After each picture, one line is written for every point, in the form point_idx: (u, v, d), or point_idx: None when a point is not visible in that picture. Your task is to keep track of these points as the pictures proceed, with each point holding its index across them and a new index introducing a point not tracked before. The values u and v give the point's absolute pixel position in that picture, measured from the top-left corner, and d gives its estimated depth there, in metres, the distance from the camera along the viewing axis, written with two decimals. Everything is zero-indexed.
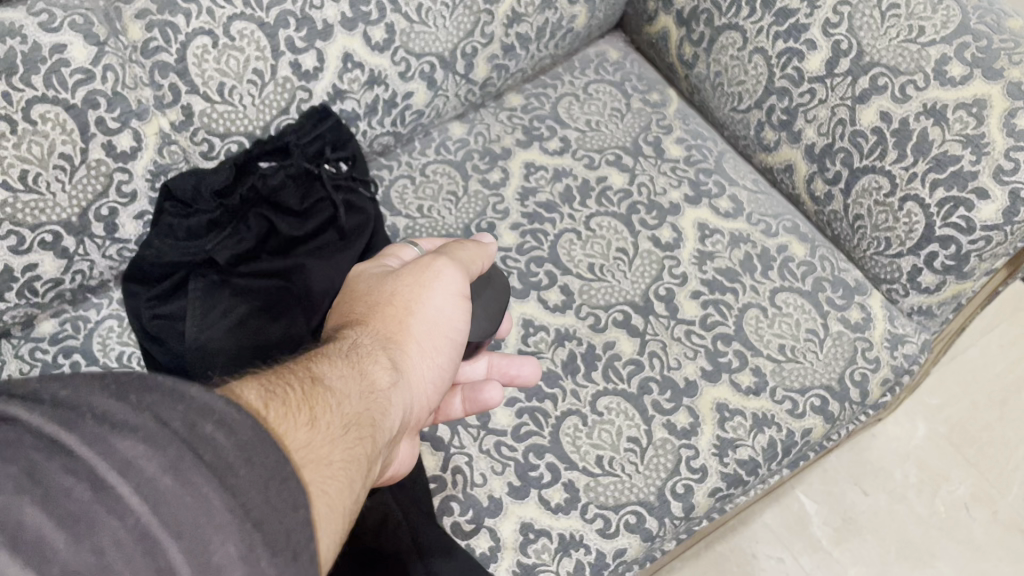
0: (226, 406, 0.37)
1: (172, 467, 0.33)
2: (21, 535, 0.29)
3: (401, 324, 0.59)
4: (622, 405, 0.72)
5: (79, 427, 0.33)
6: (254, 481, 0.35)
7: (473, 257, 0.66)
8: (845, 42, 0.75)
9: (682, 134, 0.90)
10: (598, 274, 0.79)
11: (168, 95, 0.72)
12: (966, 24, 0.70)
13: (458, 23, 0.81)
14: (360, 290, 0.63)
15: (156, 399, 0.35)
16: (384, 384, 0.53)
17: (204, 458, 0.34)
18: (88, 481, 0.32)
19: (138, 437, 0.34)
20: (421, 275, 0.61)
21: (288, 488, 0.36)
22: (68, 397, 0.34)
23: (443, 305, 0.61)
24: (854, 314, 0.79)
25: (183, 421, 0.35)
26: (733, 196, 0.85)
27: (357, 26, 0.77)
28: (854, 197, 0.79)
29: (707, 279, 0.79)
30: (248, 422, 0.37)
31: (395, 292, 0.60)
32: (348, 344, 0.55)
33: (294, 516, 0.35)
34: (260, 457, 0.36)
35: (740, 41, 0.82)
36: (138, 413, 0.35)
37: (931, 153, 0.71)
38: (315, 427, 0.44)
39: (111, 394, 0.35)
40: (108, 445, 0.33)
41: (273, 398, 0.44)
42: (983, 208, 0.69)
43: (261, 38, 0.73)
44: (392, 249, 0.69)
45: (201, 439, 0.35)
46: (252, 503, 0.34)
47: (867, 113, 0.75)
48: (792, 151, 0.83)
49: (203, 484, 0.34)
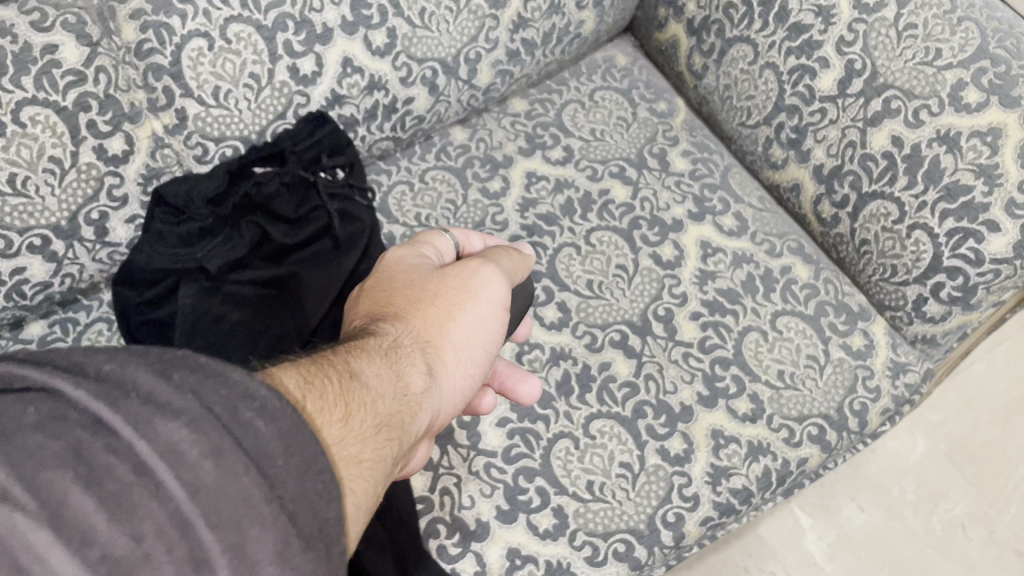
0: (268, 394, 0.38)
1: (214, 452, 0.34)
2: (65, 514, 0.30)
3: (440, 324, 0.61)
4: (615, 428, 0.71)
5: (123, 404, 0.34)
6: (291, 473, 0.37)
7: (513, 266, 0.68)
8: (859, 61, 0.73)
9: (688, 146, 0.87)
10: (596, 291, 0.78)
11: (162, 98, 0.71)
12: (984, 48, 0.67)
13: (461, 28, 0.80)
14: (396, 279, 0.65)
15: (199, 381, 0.37)
16: (418, 381, 0.56)
17: (244, 446, 0.36)
18: (130, 463, 0.33)
19: (182, 419, 0.35)
20: (467, 280, 0.63)
21: (325, 481, 0.38)
22: (112, 373, 0.35)
23: (481, 312, 0.63)
24: (856, 341, 0.77)
25: (225, 405, 0.36)
26: (738, 214, 0.83)
27: (358, 30, 0.75)
28: (862, 222, 0.77)
29: (708, 300, 0.77)
30: (287, 410, 0.38)
31: (439, 292, 0.62)
32: (385, 337, 0.58)
33: (326, 510, 0.37)
34: (299, 448, 0.38)
35: (751, 54, 0.80)
36: (181, 394, 0.36)
37: (942, 182, 0.70)
38: (348, 424, 0.47)
39: (155, 373, 0.36)
40: (153, 426, 0.34)
41: (311, 390, 0.46)
42: (993, 241, 0.68)
43: (258, 41, 0.72)
44: (428, 238, 0.71)
45: (243, 426, 0.36)
46: (289, 496, 0.36)
47: (878, 137, 0.73)
48: (800, 170, 0.81)
49: (242, 472, 0.35)
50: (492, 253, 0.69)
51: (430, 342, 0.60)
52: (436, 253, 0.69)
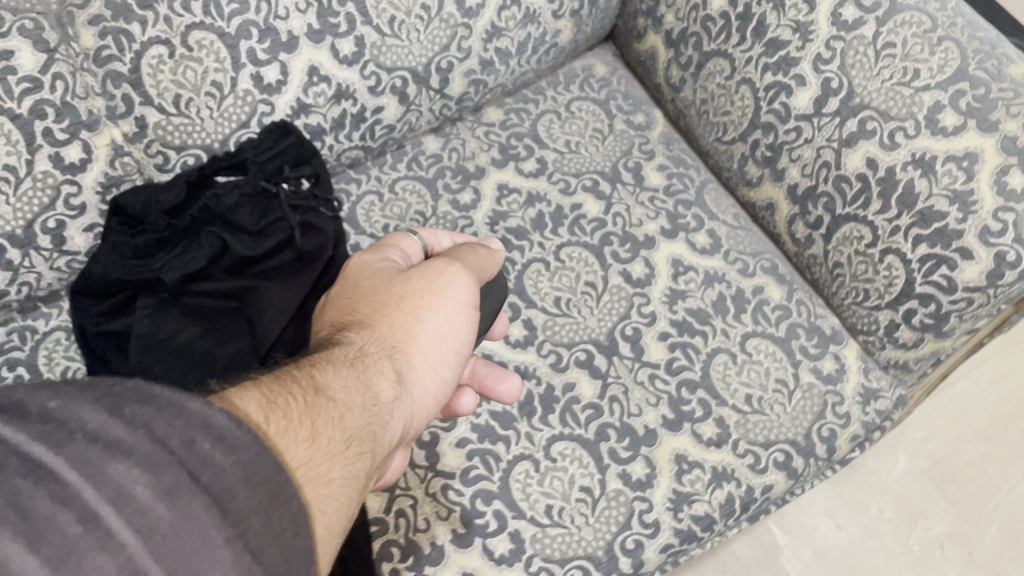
0: (225, 423, 0.37)
1: (167, 494, 0.33)
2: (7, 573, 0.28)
3: (408, 328, 0.60)
4: (577, 451, 0.70)
5: (68, 447, 0.33)
6: (253, 506, 0.35)
7: (481, 263, 0.68)
8: (836, 80, 0.71)
9: (664, 160, 0.86)
10: (564, 309, 0.76)
11: (121, 105, 0.69)
12: (963, 71, 0.66)
13: (432, 37, 0.78)
14: (362, 285, 0.64)
15: (152, 417, 0.35)
16: (387, 390, 0.55)
17: (202, 482, 0.34)
18: (77, 512, 0.31)
19: (133, 460, 0.33)
20: (433, 281, 0.62)
21: (288, 511, 0.37)
22: (58, 412, 0.34)
23: (450, 313, 0.62)
24: (827, 365, 0.75)
25: (180, 439, 0.35)
26: (712, 231, 0.81)
27: (324, 38, 0.74)
28: (835, 244, 0.75)
29: (677, 320, 0.76)
30: (244, 439, 0.37)
31: (405, 295, 0.61)
32: (353, 347, 0.56)
33: (291, 541, 0.36)
34: (259, 479, 0.36)
35: (727, 69, 0.79)
36: (132, 432, 0.34)
37: (917, 207, 0.68)
38: (316, 440, 0.45)
39: (105, 411, 0.34)
40: (101, 469, 0.32)
41: (276, 408, 0.45)
42: (966, 268, 0.66)
43: (221, 49, 0.70)
44: (393, 242, 0.70)
45: (200, 460, 0.35)
46: (250, 530, 0.35)
47: (853, 158, 0.71)
48: (775, 189, 0.79)
49: (200, 512, 0.33)
50: (459, 250, 0.68)
51: (400, 348, 0.59)
52: (402, 256, 0.69)
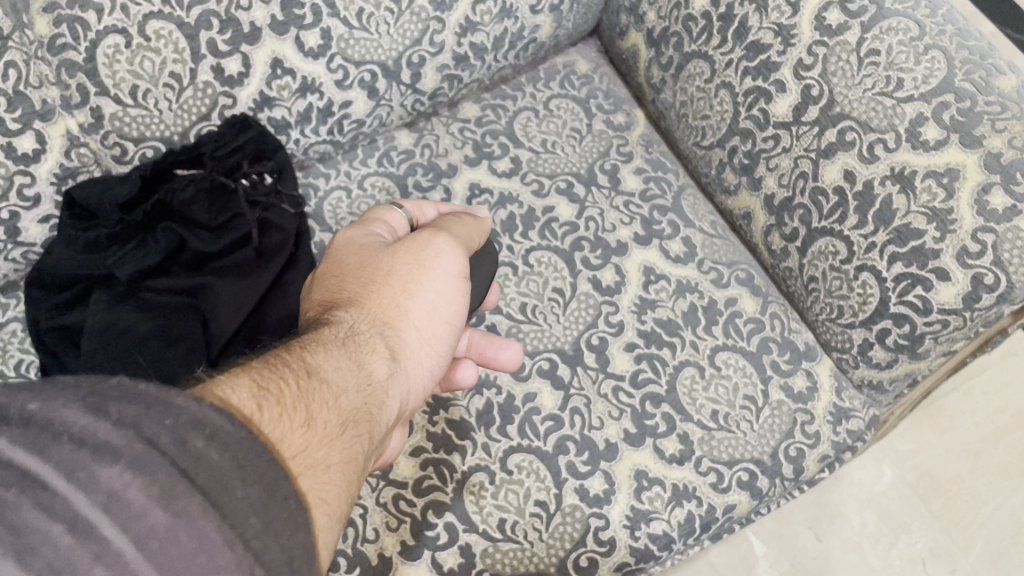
0: (215, 415, 0.35)
1: (162, 497, 0.31)
2: None
3: (398, 303, 0.59)
4: (534, 464, 0.68)
5: (53, 452, 0.30)
6: (252, 503, 0.34)
7: (470, 234, 0.66)
8: (816, 87, 0.69)
9: (642, 163, 0.83)
10: (529, 315, 0.74)
11: (76, 96, 0.67)
12: (950, 80, 0.63)
13: (403, 30, 0.75)
14: (349, 262, 0.62)
15: (140, 413, 0.33)
16: (381, 369, 0.53)
17: (196, 481, 0.32)
18: (67, 522, 0.29)
19: (123, 462, 0.31)
20: (421, 255, 0.61)
21: (288, 508, 0.35)
22: (36, 414, 0.31)
23: (440, 284, 0.60)
24: (799, 382, 0.73)
25: (170, 436, 0.33)
26: (687, 239, 0.79)
27: (288, 30, 0.71)
28: (810, 258, 0.72)
29: (645, 331, 0.74)
30: (237, 434, 0.35)
31: (392, 269, 0.59)
32: (344, 327, 0.55)
33: (294, 539, 0.35)
34: (254, 473, 0.34)
35: (707, 71, 0.76)
36: (119, 430, 0.32)
37: (893, 223, 0.65)
38: (312, 428, 0.44)
39: (86, 408, 0.32)
40: (90, 475, 0.30)
41: (267, 397, 0.43)
42: (941, 289, 0.64)
43: (180, 39, 0.68)
44: (378, 216, 0.68)
45: (192, 458, 0.33)
46: (251, 529, 0.33)
47: (831, 170, 0.69)
48: (751, 198, 0.76)
49: (198, 514, 0.31)
50: (445, 220, 0.67)
51: (391, 325, 0.58)
52: (389, 229, 0.67)
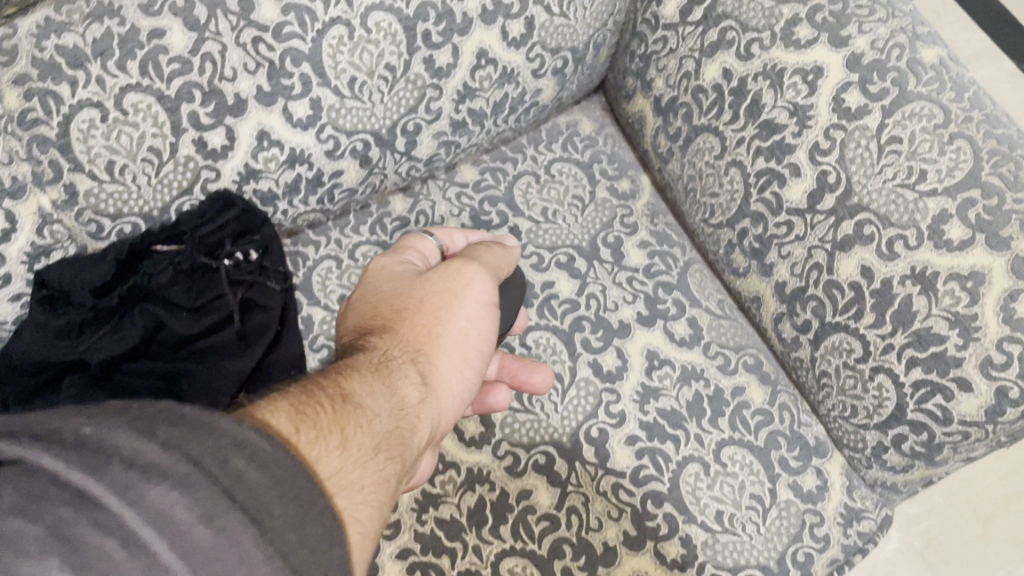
0: (255, 438, 0.37)
1: (207, 514, 0.32)
2: None
3: (429, 329, 0.60)
4: (527, 569, 0.65)
5: (107, 472, 0.32)
6: (291, 520, 0.35)
7: (499, 262, 0.67)
8: (833, 174, 0.65)
9: (647, 236, 0.79)
10: (526, 403, 0.70)
11: (49, 171, 0.63)
12: (977, 172, 0.59)
13: (398, 98, 0.72)
14: (382, 291, 0.64)
15: (184, 437, 0.35)
16: (413, 391, 0.55)
17: (238, 499, 0.34)
18: (119, 537, 0.30)
19: (170, 481, 0.32)
20: (454, 281, 0.62)
21: (326, 525, 0.36)
22: (92, 438, 0.33)
23: (471, 311, 0.61)
24: (808, 480, 0.70)
25: (213, 458, 0.34)
26: (692, 320, 0.75)
27: (275, 101, 0.68)
28: (822, 352, 0.68)
29: (647, 422, 0.70)
30: (277, 456, 0.37)
31: (425, 296, 0.61)
32: (375, 352, 0.56)
33: (331, 557, 0.36)
34: (295, 492, 0.36)
35: (717, 147, 0.72)
36: (167, 452, 0.33)
37: (912, 326, 0.62)
38: (346, 449, 0.45)
39: (137, 433, 0.34)
40: (139, 492, 0.32)
41: (304, 420, 0.44)
42: (962, 399, 0.60)
43: (159, 112, 0.65)
44: (411, 244, 0.69)
45: (234, 477, 0.34)
46: (290, 547, 0.34)
47: (847, 263, 0.65)
48: (761, 282, 0.72)
49: (240, 530, 0.33)
50: (474, 249, 0.67)
51: (422, 350, 0.59)
52: (420, 257, 0.68)
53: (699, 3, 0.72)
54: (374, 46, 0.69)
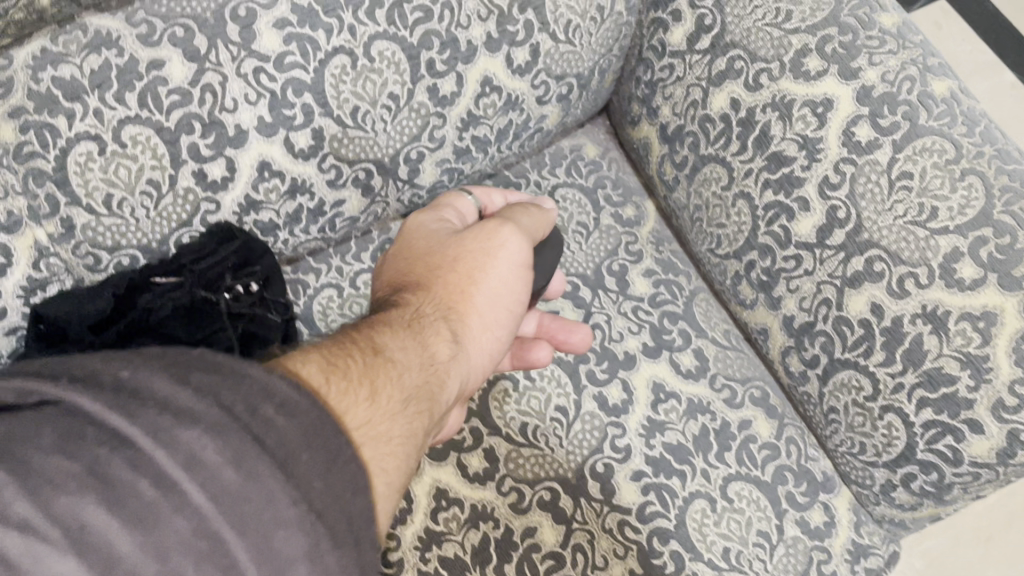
0: (285, 389, 0.40)
1: (235, 459, 0.35)
2: (85, 537, 0.32)
3: (462, 289, 0.63)
4: None
5: (142, 416, 0.35)
6: (317, 467, 0.38)
7: (535, 223, 0.69)
8: (843, 210, 0.64)
9: (652, 264, 0.78)
10: (530, 438, 0.69)
11: (45, 205, 0.62)
12: (989, 211, 0.59)
13: (401, 127, 0.71)
14: (418, 249, 0.67)
15: (217, 383, 0.38)
16: (442, 349, 0.58)
17: (267, 446, 0.37)
18: (152, 476, 0.34)
19: (202, 426, 0.36)
20: (488, 242, 0.64)
21: (350, 473, 0.40)
22: (129, 382, 0.36)
23: (505, 272, 0.64)
24: (815, 516, 0.69)
25: (244, 405, 0.38)
26: (698, 351, 0.74)
27: (277, 131, 0.67)
28: (830, 388, 0.68)
29: (653, 457, 0.69)
30: (305, 406, 0.40)
31: (459, 257, 0.64)
32: (410, 308, 0.60)
33: (353, 502, 0.39)
34: (322, 442, 0.39)
35: (725, 178, 0.71)
36: (200, 398, 0.37)
37: (923, 365, 0.61)
38: (375, 401, 0.48)
39: (172, 379, 0.37)
40: (173, 435, 0.35)
41: (336, 370, 0.48)
42: (974, 441, 0.60)
43: (158, 145, 0.64)
44: (450, 201, 0.72)
45: (264, 425, 0.37)
46: (316, 493, 0.37)
47: (856, 300, 0.64)
48: (769, 315, 0.71)
49: (267, 476, 0.36)
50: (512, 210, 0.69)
51: (455, 310, 0.62)
52: (458, 216, 0.70)
53: (706, 31, 0.71)
54: (377, 75, 0.68)
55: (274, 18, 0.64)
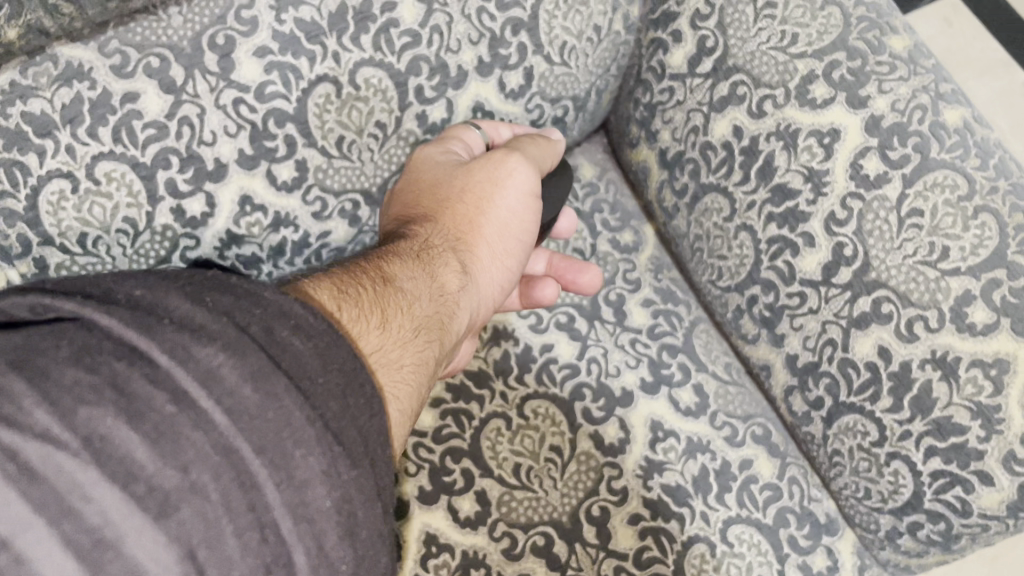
0: (300, 313, 0.44)
1: (252, 377, 0.39)
2: (107, 447, 0.35)
3: (471, 221, 0.67)
4: None
5: (159, 332, 0.39)
6: (331, 389, 0.42)
7: (542, 152, 0.70)
8: (850, 247, 0.62)
9: (651, 293, 0.75)
10: (523, 479, 0.67)
11: (17, 245, 0.60)
12: (1003, 252, 0.56)
13: (389, 156, 0.69)
14: (425, 180, 0.66)
15: (232, 304, 0.42)
16: (453, 279, 0.62)
17: (284, 366, 0.41)
18: (170, 392, 0.37)
19: (218, 345, 0.39)
20: (496, 172, 0.67)
21: (365, 396, 0.44)
22: (145, 300, 0.40)
23: (512, 202, 0.67)
24: (817, 560, 0.68)
25: (260, 326, 0.42)
26: (698, 386, 0.72)
27: (258, 164, 0.64)
28: (835, 431, 0.65)
29: (651, 500, 0.67)
30: (319, 328, 0.44)
31: (468, 187, 0.66)
32: (419, 239, 0.63)
33: (366, 423, 0.43)
34: (338, 365, 0.43)
35: (727, 209, 0.68)
36: (215, 317, 0.41)
37: (932, 414, 0.59)
38: (386, 329, 0.52)
39: (187, 299, 0.41)
40: (190, 352, 0.38)
41: (346, 298, 0.51)
42: (984, 493, 0.58)
43: (134, 181, 0.61)
44: (456, 131, 0.69)
45: (280, 345, 0.41)
46: (330, 413, 0.41)
47: (863, 342, 0.61)
48: (772, 353, 0.69)
49: (284, 394, 0.39)
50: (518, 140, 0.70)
51: (463, 239, 0.66)
52: (466, 149, 0.68)
53: (708, 54, 0.68)
54: (363, 104, 0.66)
55: (254, 46, 0.62)
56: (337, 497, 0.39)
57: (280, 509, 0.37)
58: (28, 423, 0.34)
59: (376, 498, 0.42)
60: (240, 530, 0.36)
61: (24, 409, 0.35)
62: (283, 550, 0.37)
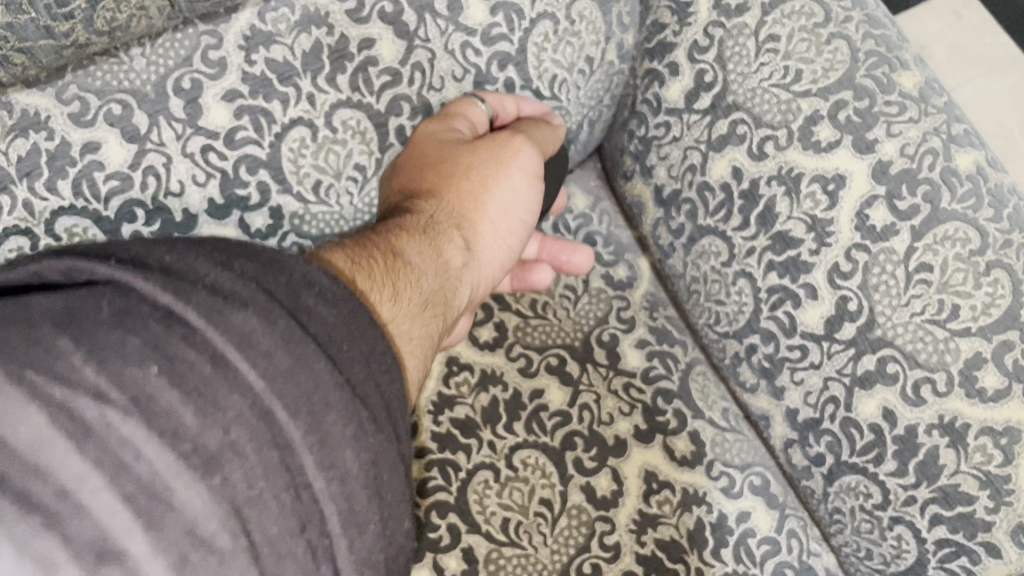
0: (323, 280, 0.42)
1: (285, 341, 0.38)
2: (154, 405, 0.34)
3: (475, 199, 0.61)
4: None
5: (193, 296, 0.37)
6: (357, 354, 0.40)
7: (547, 138, 0.65)
8: (854, 302, 0.58)
9: (646, 333, 0.72)
10: (512, 535, 0.65)
11: None
12: (1015, 312, 0.54)
13: (370, 199, 0.64)
14: (428, 153, 0.61)
15: (259, 271, 0.40)
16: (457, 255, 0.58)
17: (311, 332, 0.39)
18: (208, 355, 0.36)
19: (251, 310, 0.38)
20: (500, 153, 0.62)
21: (387, 362, 0.42)
22: (177, 265, 0.39)
23: (516, 183, 0.63)
24: None
25: (287, 292, 0.40)
26: (694, 433, 0.69)
27: (230, 213, 0.60)
28: (836, 490, 0.63)
29: (645, 556, 0.65)
30: (343, 294, 0.42)
31: (472, 167, 0.61)
32: (423, 215, 0.58)
33: (389, 388, 0.41)
34: (362, 330, 0.41)
35: (725, 254, 0.65)
36: (244, 283, 0.39)
37: (938, 481, 0.56)
38: (399, 300, 0.49)
39: (218, 266, 0.40)
40: (224, 316, 0.37)
41: (359, 268, 0.48)
42: (991, 565, 0.56)
43: (97, 235, 0.57)
44: (460, 105, 0.63)
45: (305, 311, 0.40)
46: (356, 378, 0.40)
47: (866, 403, 0.59)
48: (772, 405, 0.66)
49: (314, 359, 0.38)
50: (524, 121, 0.65)
51: (468, 216, 0.61)
52: (471, 127, 0.62)
53: (706, 89, 0.64)
54: (341, 147, 0.61)
55: (221, 90, 0.58)
56: (365, 461, 0.38)
57: (313, 470, 0.36)
58: (81, 380, 0.33)
59: (396, 460, 0.41)
60: (276, 490, 0.35)
61: (74, 367, 0.33)
62: (315, 508, 0.36)
